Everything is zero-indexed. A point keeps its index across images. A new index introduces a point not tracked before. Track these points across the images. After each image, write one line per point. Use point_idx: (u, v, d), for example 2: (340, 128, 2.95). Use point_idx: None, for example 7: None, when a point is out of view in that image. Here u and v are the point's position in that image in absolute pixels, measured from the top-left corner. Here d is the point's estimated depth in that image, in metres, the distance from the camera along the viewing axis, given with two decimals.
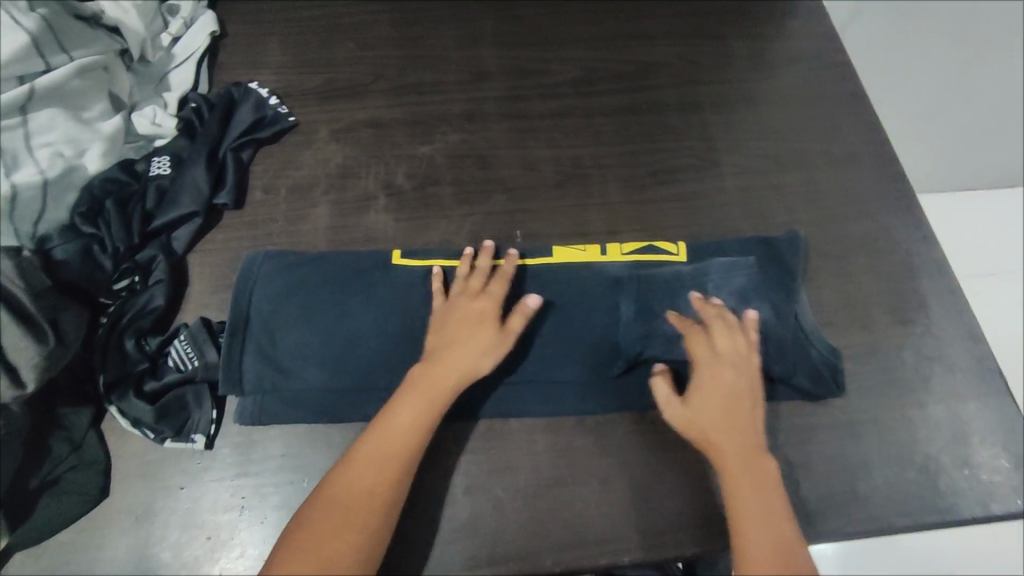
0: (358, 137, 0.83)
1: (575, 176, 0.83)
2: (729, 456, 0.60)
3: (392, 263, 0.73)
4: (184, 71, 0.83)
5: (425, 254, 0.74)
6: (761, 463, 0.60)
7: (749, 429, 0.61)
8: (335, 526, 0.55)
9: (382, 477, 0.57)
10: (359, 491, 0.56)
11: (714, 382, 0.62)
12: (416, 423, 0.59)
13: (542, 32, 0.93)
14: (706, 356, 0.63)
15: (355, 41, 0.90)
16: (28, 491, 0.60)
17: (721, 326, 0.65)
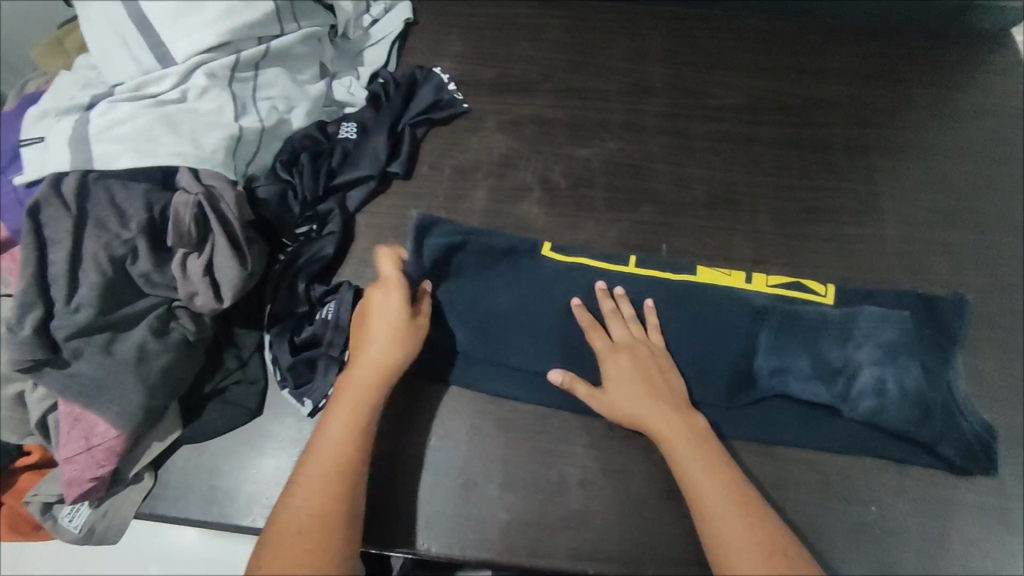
0: (522, 131, 0.87)
1: (727, 200, 0.82)
2: (682, 454, 0.60)
3: (538, 253, 0.76)
4: (378, 50, 0.92)
5: (571, 251, 0.76)
6: (703, 447, 0.61)
7: (689, 424, 0.62)
8: (329, 465, 0.57)
9: (356, 413, 0.60)
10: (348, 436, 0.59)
11: (623, 376, 0.65)
12: (377, 374, 0.62)
13: (711, 55, 0.93)
14: (609, 353, 0.67)
15: (530, 42, 0.95)
16: (201, 394, 0.68)
17: (615, 321, 0.69)
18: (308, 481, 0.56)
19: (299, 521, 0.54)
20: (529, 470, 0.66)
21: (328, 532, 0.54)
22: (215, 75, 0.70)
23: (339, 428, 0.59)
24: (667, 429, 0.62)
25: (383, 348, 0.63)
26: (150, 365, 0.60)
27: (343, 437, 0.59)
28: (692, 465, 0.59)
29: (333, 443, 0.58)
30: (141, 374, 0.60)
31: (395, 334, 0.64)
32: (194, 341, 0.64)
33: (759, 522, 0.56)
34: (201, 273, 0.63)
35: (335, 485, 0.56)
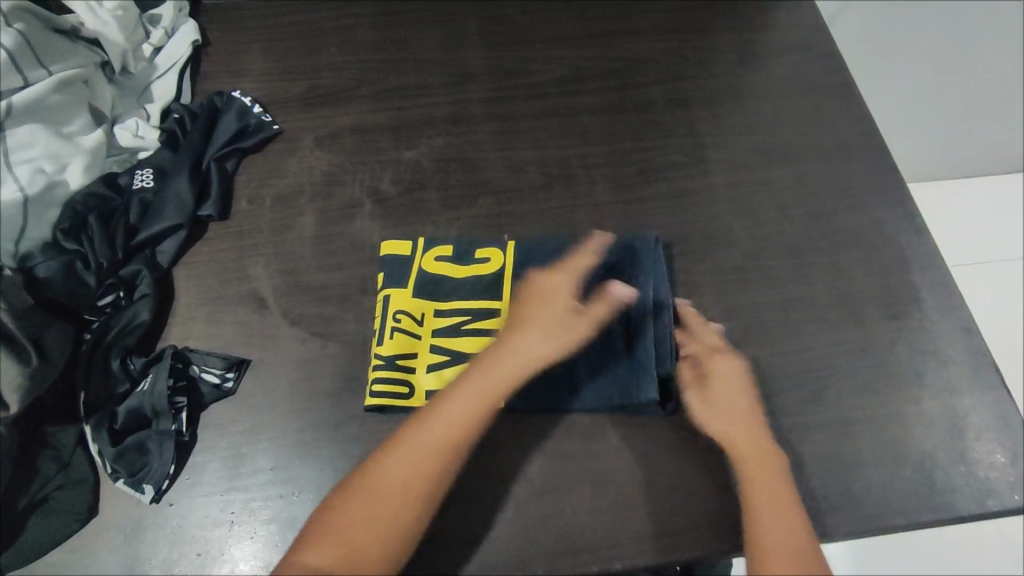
0: (343, 143, 0.82)
1: (563, 177, 0.82)
2: (739, 448, 0.63)
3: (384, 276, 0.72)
4: (167, 81, 0.83)
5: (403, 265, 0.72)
6: (754, 445, 0.63)
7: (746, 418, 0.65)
8: (423, 450, 0.57)
9: (481, 399, 0.60)
10: (456, 432, 0.59)
11: (727, 385, 0.67)
12: (519, 365, 0.63)
13: (526, 32, 0.92)
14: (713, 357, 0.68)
15: (339, 47, 0.89)
16: (17, 512, 0.59)
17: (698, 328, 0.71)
18: (411, 465, 0.56)
19: (372, 490, 0.55)
20: None
21: (398, 514, 0.55)
22: None
23: (467, 404, 0.60)
24: (733, 427, 0.65)
25: (538, 351, 0.64)
26: None
27: (440, 410, 0.59)
28: (747, 453, 0.63)
29: (454, 415, 0.59)
30: None
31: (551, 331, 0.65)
32: None
33: (795, 514, 0.59)
34: None
35: (435, 468, 0.57)
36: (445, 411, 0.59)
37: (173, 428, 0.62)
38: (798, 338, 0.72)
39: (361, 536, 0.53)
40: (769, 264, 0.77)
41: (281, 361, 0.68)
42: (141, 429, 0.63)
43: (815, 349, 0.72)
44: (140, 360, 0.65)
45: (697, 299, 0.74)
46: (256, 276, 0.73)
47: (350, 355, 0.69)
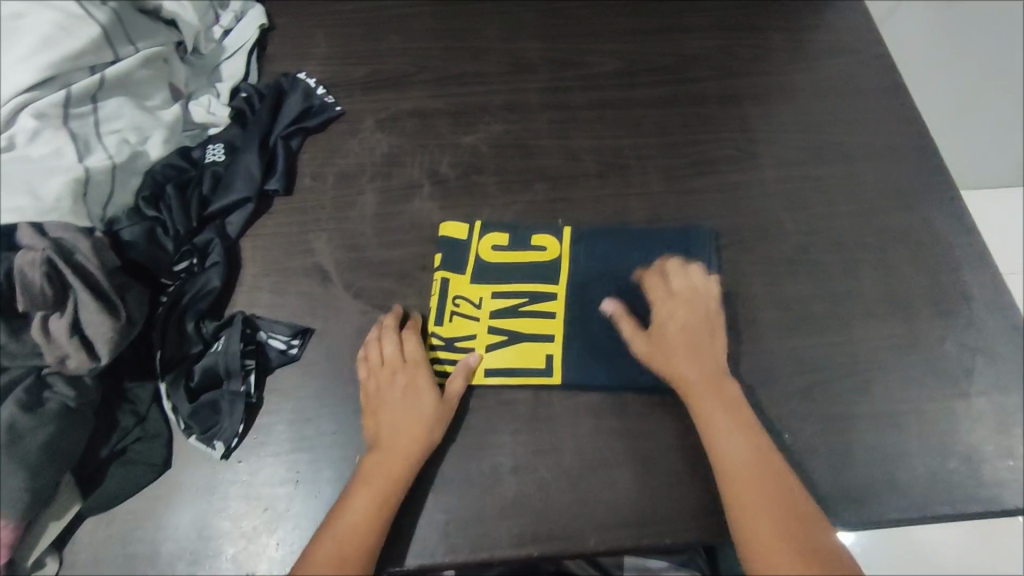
0: (403, 127, 0.85)
1: (615, 166, 0.83)
2: (740, 459, 0.60)
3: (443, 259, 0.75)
4: (235, 62, 0.87)
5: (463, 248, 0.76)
6: (762, 459, 0.60)
7: (744, 426, 0.62)
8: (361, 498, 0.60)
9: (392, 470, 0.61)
10: (379, 480, 0.61)
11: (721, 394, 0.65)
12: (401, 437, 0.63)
13: (581, 24, 0.94)
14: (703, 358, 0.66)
15: (399, 34, 0.92)
16: (97, 460, 0.62)
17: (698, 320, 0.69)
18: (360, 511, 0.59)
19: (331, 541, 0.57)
20: (460, 467, 0.66)
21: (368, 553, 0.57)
22: (44, 115, 0.63)
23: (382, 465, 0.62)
24: (721, 434, 0.62)
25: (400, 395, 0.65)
26: (27, 442, 0.56)
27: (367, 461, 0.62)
28: (742, 465, 0.60)
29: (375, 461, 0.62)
30: (16, 457, 0.55)
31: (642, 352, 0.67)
32: (76, 407, 0.59)
33: (818, 546, 0.55)
34: (67, 333, 0.57)
35: (365, 534, 0.58)
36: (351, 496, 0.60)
37: (242, 389, 0.65)
38: (847, 331, 0.74)
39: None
40: (819, 258, 0.78)
41: (344, 332, 0.71)
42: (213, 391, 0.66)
43: (863, 343, 0.73)
44: (212, 325, 0.68)
45: (747, 289, 0.76)
46: (319, 250, 0.76)
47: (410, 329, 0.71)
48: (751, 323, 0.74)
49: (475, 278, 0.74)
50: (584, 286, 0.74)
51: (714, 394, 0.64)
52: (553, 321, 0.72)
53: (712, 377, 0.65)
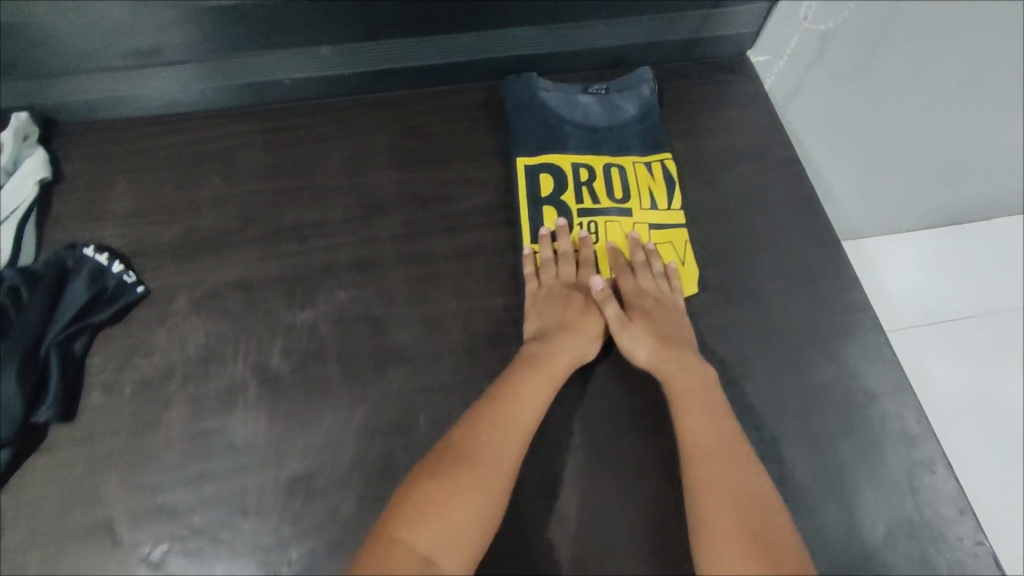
0: (224, 305, 0.68)
1: (489, 334, 0.69)
2: (709, 440, 0.58)
3: (522, 169, 0.75)
4: (2, 235, 0.68)
5: (533, 170, 0.75)
6: (726, 443, 0.58)
7: (712, 401, 0.61)
8: (508, 417, 0.58)
9: (546, 391, 0.61)
10: (531, 396, 0.60)
11: (666, 325, 0.66)
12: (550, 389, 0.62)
13: (445, 146, 0.80)
14: (657, 300, 0.69)
15: (222, 175, 0.76)
16: None
17: (644, 278, 0.70)
18: (507, 430, 0.58)
19: (486, 445, 0.56)
20: None
21: (500, 479, 0.55)
22: None
23: (535, 394, 0.61)
24: (725, 471, 0.56)
25: (575, 352, 0.65)
26: None
27: (517, 384, 0.61)
28: (711, 450, 0.57)
29: (527, 399, 0.60)
30: None
31: (662, 293, 0.70)
32: None
33: (764, 511, 0.54)
34: None
35: (518, 439, 0.58)
36: (497, 457, 0.56)
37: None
38: None
39: (468, 516, 0.53)
40: None
41: None
42: None
43: None
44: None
45: (653, 492, 0.63)
46: (109, 497, 0.59)
47: None
48: (657, 538, 0.61)
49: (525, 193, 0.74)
50: (620, 232, 0.74)
51: (690, 375, 0.63)
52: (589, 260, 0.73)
53: (682, 362, 0.63)
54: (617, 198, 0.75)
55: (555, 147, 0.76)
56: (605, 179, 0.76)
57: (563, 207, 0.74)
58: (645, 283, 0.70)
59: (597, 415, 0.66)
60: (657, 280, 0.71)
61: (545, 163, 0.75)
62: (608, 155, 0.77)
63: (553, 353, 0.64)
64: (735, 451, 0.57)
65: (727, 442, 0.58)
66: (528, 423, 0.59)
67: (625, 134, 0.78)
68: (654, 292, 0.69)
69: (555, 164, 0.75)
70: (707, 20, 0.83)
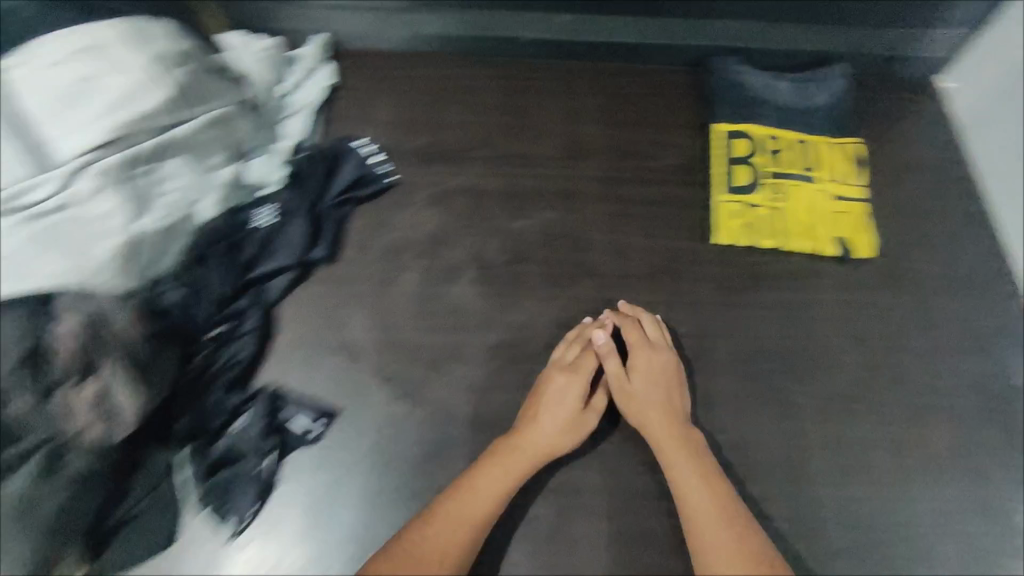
0: (455, 204, 0.83)
1: (667, 270, 0.80)
2: (688, 489, 0.61)
3: (718, 131, 0.88)
4: (299, 120, 0.87)
5: (727, 133, 0.88)
6: (711, 493, 0.61)
7: (698, 458, 0.63)
8: (464, 501, 0.60)
9: (507, 482, 0.62)
10: (488, 488, 0.61)
11: (648, 385, 0.68)
12: (557, 441, 0.65)
13: (647, 114, 0.92)
14: (657, 358, 0.70)
15: (462, 105, 0.91)
16: (104, 528, 0.62)
17: (635, 338, 0.71)
18: (463, 516, 0.60)
19: (441, 528, 0.59)
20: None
21: (452, 559, 0.58)
22: (108, 174, 0.64)
23: (493, 482, 0.62)
24: (715, 514, 0.59)
25: (549, 441, 0.65)
26: (38, 511, 0.55)
27: (473, 475, 0.62)
28: (701, 510, 0.60)
29: (483, 491, 0.61)
30: (28, 523, 0.54)
31: (653, 345, 0.71)
32: (89, 476, 0.58)
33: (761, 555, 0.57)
34: (93, 403, 0.57)
35: (471, 526, 0.59)
36: (484, 491, 0.61)
37: (260, 472, 0.65)
38: (902, 488, 0.68)
39: None
40: (880, 400, 0.72)
41: (367, 419, 0.69)
42: (227, 469, 0.65)
43: (917, 504, 0.68)
44: (236, 398, 0.68)
45: (797, 425, 0.71)
46: (353, 325, 0.74)
47: (433, 422, 0.69)
48: (798, 464, 0.69)
49: (719, 150, 0.87)
50: (801, 194, 0.84)
51: (681, 437, 0.65)
52: (771, 211, 0.82)
53: (671, 419, 0.66)
54: (804, 166, 0.85)
55: (750, 117, 0.89)
56: (794, 151, 0.87)
57: (753, 167, 0.85)
58: (634, 334, 0.71)
59: (754, 353, 0.75)
60: (649, 325, 0.73)
61: (739, 131, 0.88)
62: (797, 132, 0.88)
63: (520, 440, 0.64)
64: (727, 506, 0.60)
65: (722, 493, 0.61)
66: (486, 511, 0.61)
67: (812, 118, 0.89)
68: (660, 353, 0.70)
69: (748, 131, 0.88)
70: (909, 36, 0.90)
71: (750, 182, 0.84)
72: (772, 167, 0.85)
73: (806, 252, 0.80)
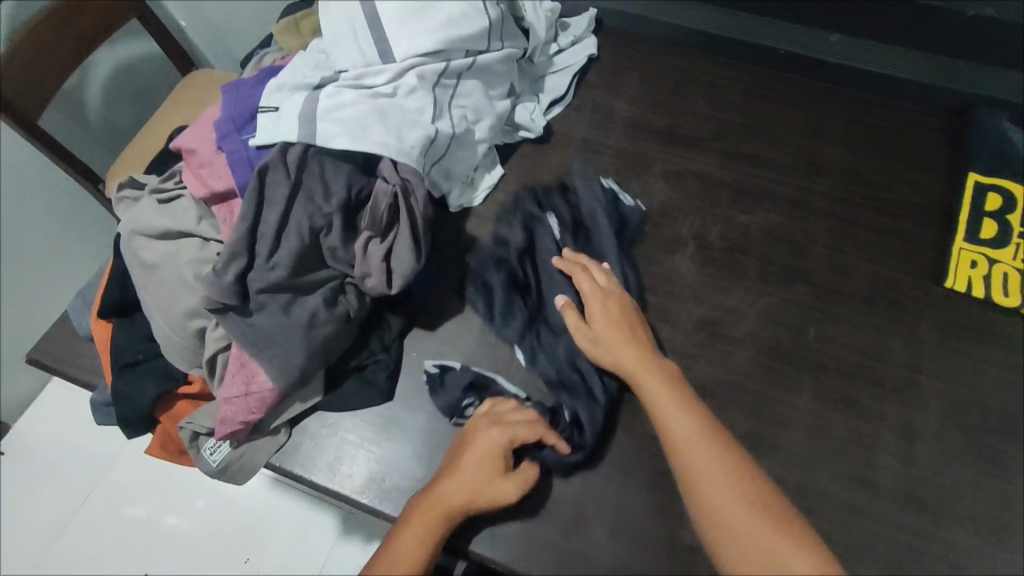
0: (686, 184, 0.87)
1: (888, 299, 0.79)
2: (678, 434, 0.61)
3: (971, 181, 0.85)
4: (559, 79, 0.95)
5: (981, 185, 0.85)
6: (696, 431, 0.61)
7: (691, 411, 0.63)
8: (408, 554, 0.59)
9: (428, 537, 0.60)
10: (413, 551, 0.59)
11: (609, 328, 0.69)
12: (465, 498, 0.61)
13: (894, 147, 0.91)
14: (594, 296, 0.72)
15: (707, 98, 0.95)
16: (345, 368, 0.71)
17: (589, 290, 0.73)
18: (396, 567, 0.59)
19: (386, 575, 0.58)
20: (644, 523, 0.66)
21: None
22: (425, 78, 0.74)
23: (414, 545, 0.59)
24: (711, 458, 0.59)
25: (459, 495, 0.61)
26: (317, 331, 0.64)
27: (406, 526, 0.60)
28: (696, 456, 0.59)
29: (407, 552, 0.59)
30: (307, 338, 0.64)
31: (602, 292, 0.72)
32: (353, 318, 0.67)
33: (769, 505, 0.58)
34: (381, 257, 0.66)
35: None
36: (466, 480, 0.62)
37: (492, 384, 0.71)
38: None
39: None
40: None
41: None
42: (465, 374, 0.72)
43: None
44: (495, 411, 0.67)
45: (1006, 487, 0.68)
46: None
47: None
48: (1000, 525, 0.66)
49: (969, 199, 0.84)
50: None
51: (668, 390, 0.64)
52: (1015, 273, 0.79)
53: (640, 356, 0.67)
54: None
55: (1011, 175, 0.85)
56: None
57: (1004, 225, 0.82)
58: (589, 287, 0.73)
59: (969, 404, 0.72)
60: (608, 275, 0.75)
61: (995, 186, 0.85)
62: None
63: (443, 491, 0.62)
64: (712, 438, 0.61)
65: (707, 433, 0.61)
66: (418, 558, 0.59)
67: None
68: (589, 298, 0.72)
69: (1005, 188, 0.85)
70: None
71: (997, 239, 0.81)
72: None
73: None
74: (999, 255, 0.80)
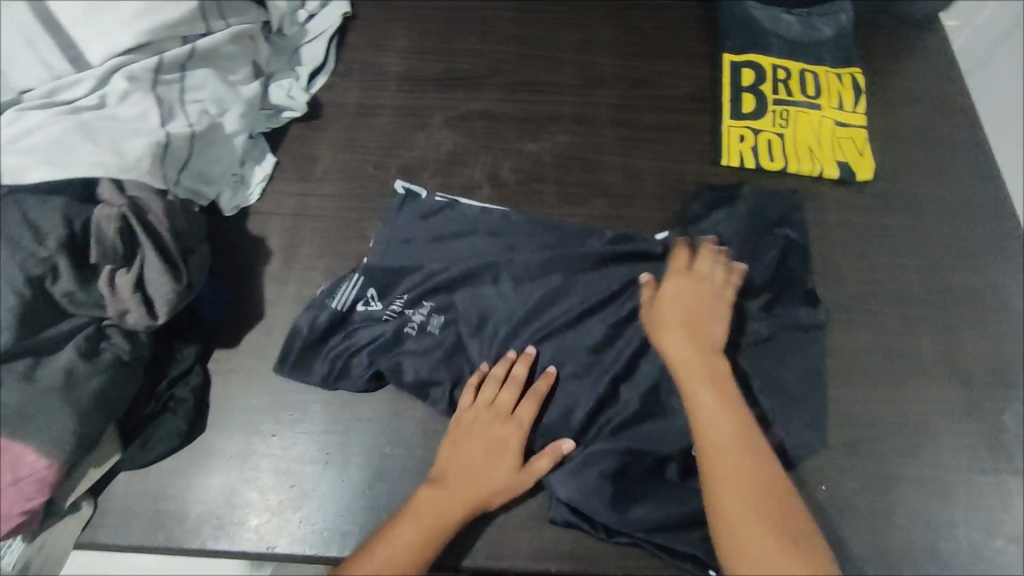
0: (471, 127, 0.85)
1: (677, 191, 0.83)
2: (716, 444, 0.59)
3: (728, 61, 0.89)
4: (316, 47, 0.88)
5: (738, 62, 0.89)
6: (739, 448, 0.58)
7: (735, 423, 0.60)
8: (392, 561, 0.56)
9: (426, 538, 0.58)
10: (412, 551, 0.57)
11: (675, 312, 0.67)
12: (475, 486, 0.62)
13: (658, 44, 0.93)
14: (695, 285, 0.69)
15: (477, 34, 0.93)
16: (143, 416, 0.66)
17: (673, 273, 0.70)
18: None
19: None
20: None
21: None
22: (136, 78, 0.65)
23: (410, 551, 0.57)
24: (739, 471, 0.57)
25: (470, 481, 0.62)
26: (81, 390, 0.57)
27: (389, 546, 0.57)
28: (723, 453, 0.58)
29: (394, 560, 0.56)
30: (71, 401, 0.57)
31: (702, 293, 0.68)
32: (129, 360, 0.61)
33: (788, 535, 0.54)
34: (132, 289, 0.59)
35: None
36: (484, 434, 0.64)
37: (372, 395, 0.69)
38: (897, 389, 0.72)
39: None
40: (878, 310, 0.76)
41: None
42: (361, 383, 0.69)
43: (913, 405, 0.72)
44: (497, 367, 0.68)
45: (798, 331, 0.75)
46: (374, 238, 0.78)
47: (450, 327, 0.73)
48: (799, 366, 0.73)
49: (728, 78, 0.88)
50: (807, 121, 0.86)
51: (715, 399, 0.61)
52: (776, 138, 0.85)
53: (706, 358, 0.64)
54: (810, 94, 0.87)
55: (759, 47, 0.90)
56: (800, 80, 0.88)
57: (762, 96, 0.87)
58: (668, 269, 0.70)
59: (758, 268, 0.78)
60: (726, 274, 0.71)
61: (748, 60, 0.89)
62: (804, 62, 0.90)
63: (445, 482, 0.62)
64: (748, 454, 0.58)
65: (746, 448, 0.58)
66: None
67: (820, 51, 0.90)
68: (665, 280, 0.70)
69: (755, 61, 0.89)
70: None
71: (758, 110, 0.86)
72: (780, 96, 0.87)
73: (810, 173, 0.83)
74: (763, 125, 0.85)
